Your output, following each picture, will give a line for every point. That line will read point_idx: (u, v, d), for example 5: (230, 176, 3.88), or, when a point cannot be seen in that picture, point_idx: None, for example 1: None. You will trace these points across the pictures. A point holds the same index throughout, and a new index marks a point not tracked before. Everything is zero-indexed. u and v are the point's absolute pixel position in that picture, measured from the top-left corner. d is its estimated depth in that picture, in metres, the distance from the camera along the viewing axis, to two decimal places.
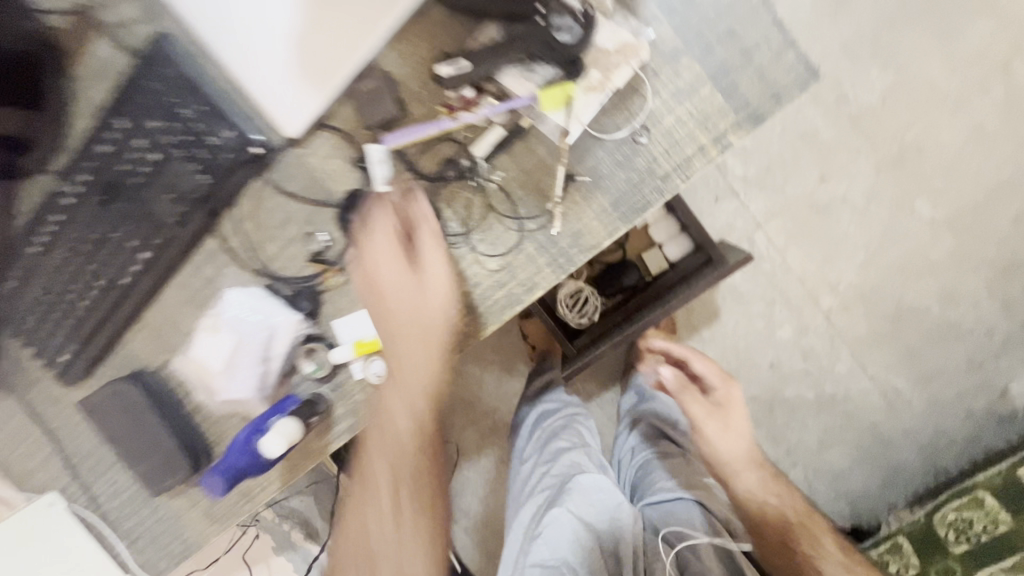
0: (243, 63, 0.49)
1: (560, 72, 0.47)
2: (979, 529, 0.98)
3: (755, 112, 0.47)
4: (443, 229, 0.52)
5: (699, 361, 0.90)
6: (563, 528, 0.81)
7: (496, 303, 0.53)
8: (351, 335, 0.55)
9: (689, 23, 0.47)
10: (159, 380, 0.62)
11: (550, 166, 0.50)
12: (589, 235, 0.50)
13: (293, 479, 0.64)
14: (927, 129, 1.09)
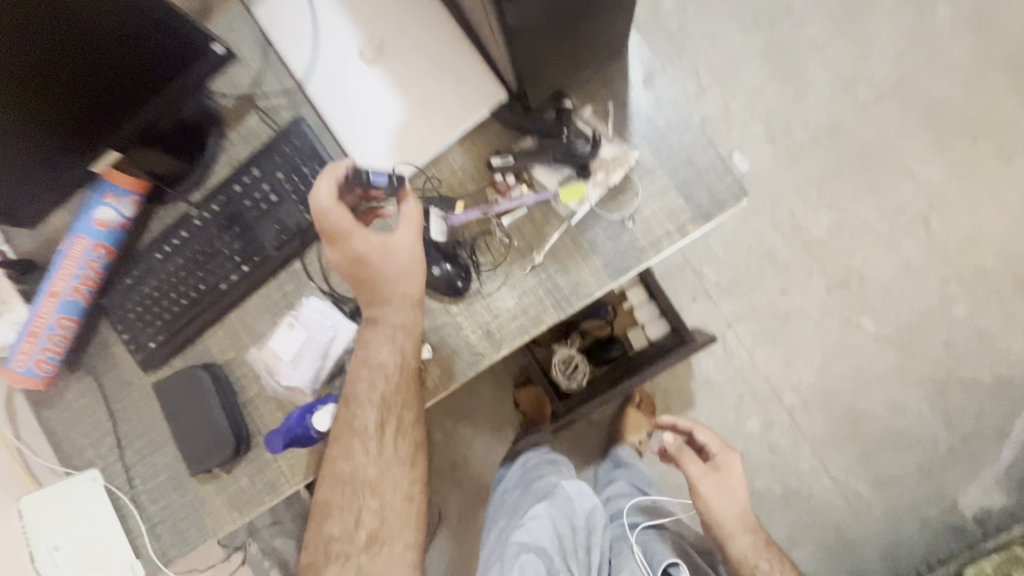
0: (357, 143, 0.71)
1: (575, 174, 0.67)
2: None
3: (706, 212, 0.66)
4: (476, 270, 0.70)
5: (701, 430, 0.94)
6: (545, 522, 0.87)
7: (508, 331, 0.70)
8: None
9: (663, 147, 0.67)
10: (224, 373, 0.76)
11: (561, 235, 0.68)
12: (584, 289, 0.68)
13: (314, 475, 0.75)
14: (868, 260, 1.32)
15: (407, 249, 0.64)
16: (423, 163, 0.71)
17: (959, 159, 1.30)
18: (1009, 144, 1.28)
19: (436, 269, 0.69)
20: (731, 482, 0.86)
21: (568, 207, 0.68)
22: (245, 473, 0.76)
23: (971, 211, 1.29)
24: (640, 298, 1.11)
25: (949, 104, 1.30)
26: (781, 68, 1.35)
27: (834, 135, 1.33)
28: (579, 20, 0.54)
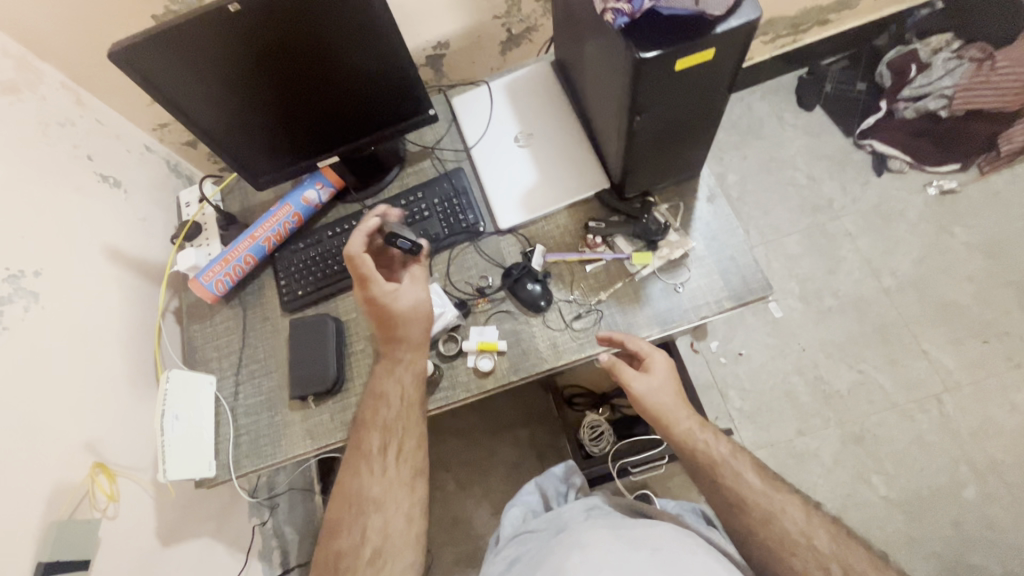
0: (496, 193, 1.00)
1: (646, 246, 0.92)
2: None
3: (739, 295, 0.87)
4: (556, 298, 0.92)
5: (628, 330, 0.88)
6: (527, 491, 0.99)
7: (569, 347, 0.89)
8: (479, 337, 0.91)
9: (715, 245, 0.91)
10: (342, 327, 0.97)
11: (626, 286, 0.91)
12: (635, 328, 0.88)
13: None
14: (883, 423, 1.43)
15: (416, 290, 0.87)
16: (538, 215, 0.98)
17: (972, 354, 1.46)
18: (1019, 352, 1.44)
19: (529, 287, 0.92)
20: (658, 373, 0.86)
21: (635, 269, 0.91)
22: (329, 410, 0.93)
23: (983, 403, 1.42)
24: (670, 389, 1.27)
25: (964, 306, 1.51)
26: (818, 245, 1.63)
27: (859, 307, 1.55)
28: (673, 145, 0.83)
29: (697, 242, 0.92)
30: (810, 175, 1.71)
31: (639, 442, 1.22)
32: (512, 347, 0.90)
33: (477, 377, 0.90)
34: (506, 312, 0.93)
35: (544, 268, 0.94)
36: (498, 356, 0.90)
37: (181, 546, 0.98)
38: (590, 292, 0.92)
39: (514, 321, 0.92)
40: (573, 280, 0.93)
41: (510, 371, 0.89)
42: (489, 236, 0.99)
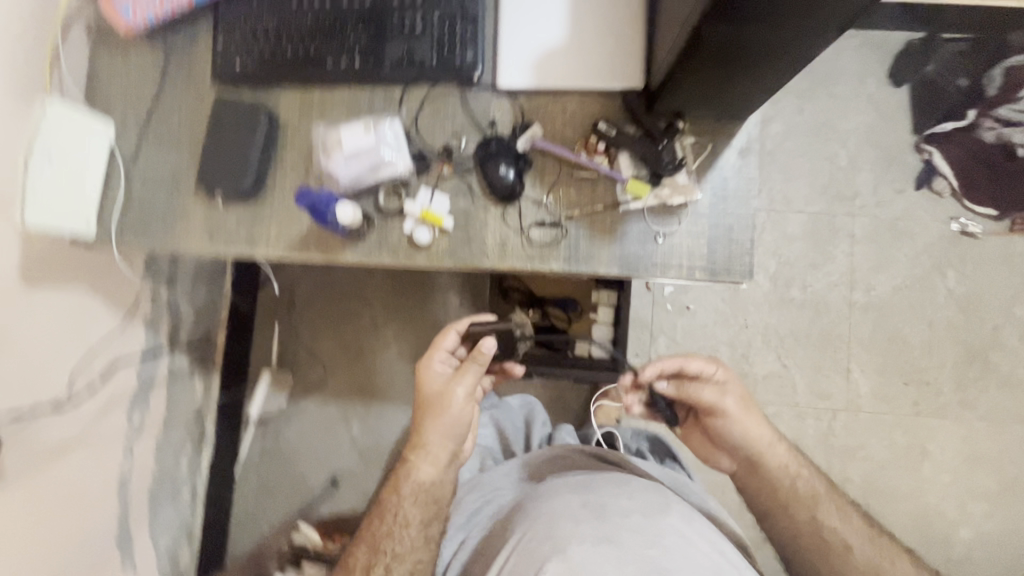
0: (511, 39, 0.79)
1: (648, 177, 0.78)
2: None
3: (716, 271, 0.78)
4: (526, 193, 0.79)
5: (696, 361, 0.96)
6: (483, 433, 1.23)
7: (518, 252, 0.79)
8: (425, 202, 0.78)
9: (721, 207, 0.78)
10: (275, 128, 0.81)
11: (607, 213, 0.79)
12: (595, 261, 0.78)
13: (289, 255, 0.80)
14: (776, 415, 1.50)
15: (460, 409, 0.91)
16: (548, 90, 0.80)
17: (888, 389, 1.50)
18: (928, 403, 1.49)
19: (501, 170, 0.77)
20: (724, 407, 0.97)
21: (623, 197, 0.78)
22: (235, 216, 0.81)
23: (870, 431, 1.49)
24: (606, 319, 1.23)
25: (909, 344, 1.50)
26: (817, 234, 1.52)
27: (818, 309, 1.51)
28: (738, 72, 0.65)
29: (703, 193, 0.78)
30: (852, 160, 1.54)
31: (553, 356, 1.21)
32: (455, 228, 0.79)
33: (410, 246, 0.79)
34: (465, 186, 0.79)
35: (527, 154, 0.79)
36: (438, 232, 0.79)
37: (44, 291, 0.91)
38: (565, 202, 0.79)
39: (470, 200, 0.79)
40: (554, 181, 0.79)
41: (445, 254, 0.79)
42: (482, 88, 0.80)
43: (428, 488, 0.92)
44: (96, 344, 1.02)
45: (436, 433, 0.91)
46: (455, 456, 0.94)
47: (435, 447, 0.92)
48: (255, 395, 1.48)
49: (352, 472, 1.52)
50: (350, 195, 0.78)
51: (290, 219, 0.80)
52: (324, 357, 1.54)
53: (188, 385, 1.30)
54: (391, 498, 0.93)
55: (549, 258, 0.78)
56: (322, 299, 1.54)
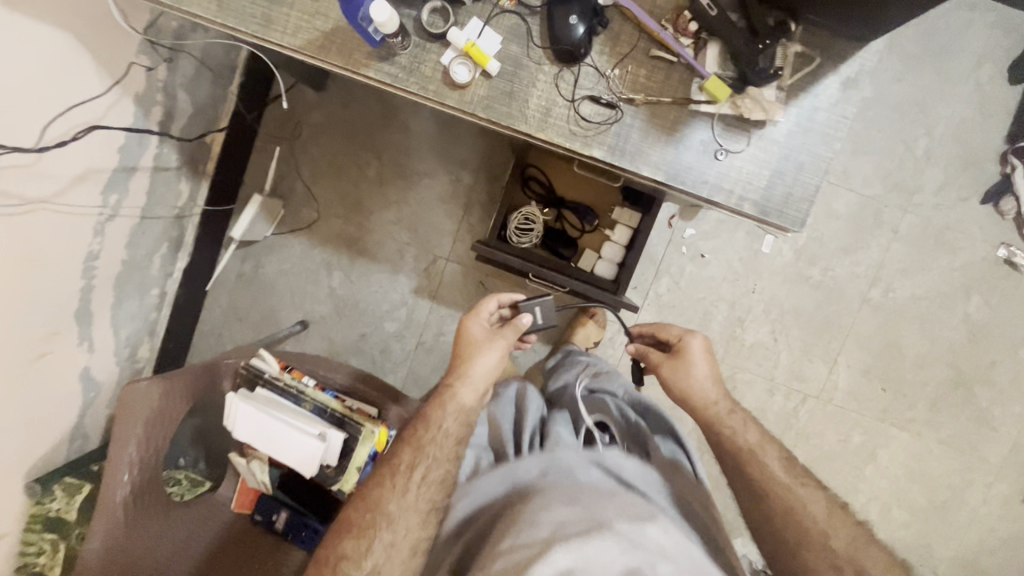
0: None
1: (731, 80, 0.67)
2: None
3: (768, 210, 0.69)
4: (588, 58, 0.68)
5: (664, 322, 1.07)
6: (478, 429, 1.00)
7: (562, 123, 0.69)
8: (473, 35, 0.67)
9: (801, 139, 0.68)
10: None
11: (672, 108, 0.68)
12: (645, 153, 0.69)
13: (307, 55, 0.70)
14: (749, 383, 1.49)
15: (496, 361, 0.96)
16: None
17: (865, 391, 1.48)
18: (896, 414, 1.48)
19: (571, 19, 0.65)
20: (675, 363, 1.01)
21: (695, 95, 0.67)
22: None
23: (830, 422, 1.50)
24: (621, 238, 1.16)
25: (903, 355, 1.47)
26: (861, 220, 1.42)
27: (830, 295, 1.45)
28: None
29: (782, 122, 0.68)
30: (928, 152, 1.40)
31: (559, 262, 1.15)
32: (499, 75, 0.68)
33: (443, 82, 0.69)
34: (523, 31, 0.68)
35: (604, 13, 0.67)
36: (478, 76, 0.68)
37: (16, 18, 0.78)
38: (628, 81, 0.68)
39: (523, 49, 0.68)
40: (623, 54, 0.68)
41: (479, 103, 0.69)
42: None
43: (470, 412, 0.91)
44: (75, 102, 0.91)
45: (476, 372, 0.95)
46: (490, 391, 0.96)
47: (476, 383, 0.94)
48: (243, 215, 1.39)
49: (322, 319, 1.51)
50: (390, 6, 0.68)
51: (316, 11, 0.69)
52: (319, 198, 1.45)
53: (172, 183, 1.22)
54: (431, 417, 0.90)
55: (593, 142, 0.69)
56: (331, 138, 1.43)
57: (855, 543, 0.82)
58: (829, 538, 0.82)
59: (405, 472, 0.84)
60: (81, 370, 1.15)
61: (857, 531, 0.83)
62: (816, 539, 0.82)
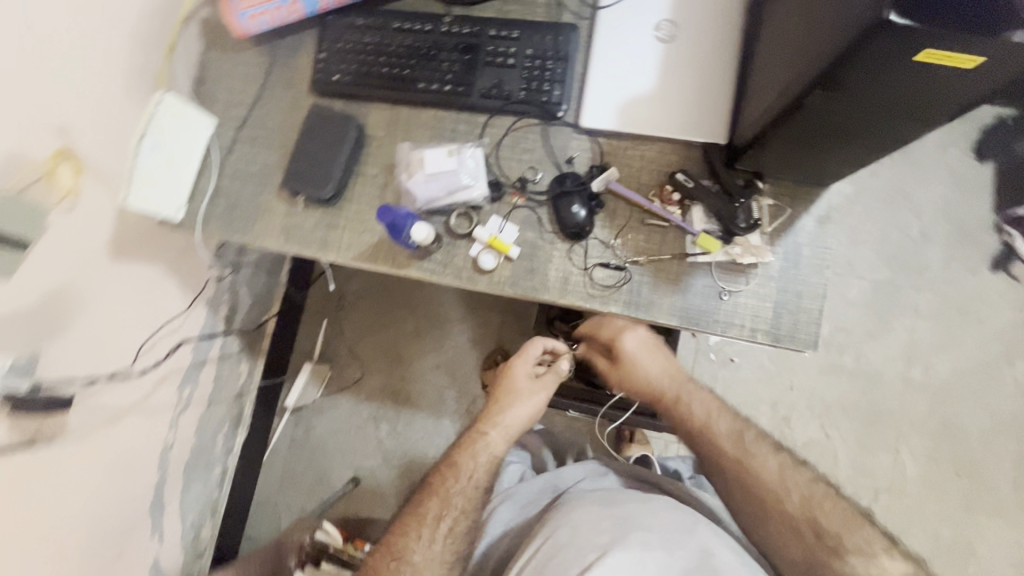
0: (601, 82, 0.80)
1: (719, 234, 0.77)
2: None
3: (778, 337, 0.76)
4: (591, 233, 0.80)
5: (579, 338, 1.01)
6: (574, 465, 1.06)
7: (552, 277, 0.80)
8: (497, 232, 0.80)
9: (791, 273, 0.76)
10: (364, 139, 0.85)
11: (674, 263, 0.78)
12: (656, 311, 0.77)
13: (358, 263, 0.83)
14: None
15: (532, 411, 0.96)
16: (629, 135, 0.80)
17: (937, 477, 1.41)
18: (980, 499, 1.39)
19: (574, 207, 0.78)
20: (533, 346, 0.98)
21: (661, 253, 0.78)
22: (312, 219, 0.85)
23: (914, 519, 1.40)
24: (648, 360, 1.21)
25: (965, 433, 1.41)
26: (878, 303, 1.46)
27: (870, 380, 1.45)
28: (828, 145, 0.65)
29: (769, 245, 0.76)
30: (924, 235, 1.47)
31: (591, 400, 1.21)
32: (519, 258, 0.80)
33: (473, 269, 0.81)
34: (535, 220, 0.81)
35: (600, 196, 0.80)
36: (503, 259, 0.80)
37: (125, 265, 0.94)
38: (631, 246, 0.79)
39: (537, 235, 0.80)
40: (623, 227, 0.79)
41: (490, 282, 0.80)
42: (566, 132, 0.81)
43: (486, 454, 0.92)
44: (161, 323, 1.05)
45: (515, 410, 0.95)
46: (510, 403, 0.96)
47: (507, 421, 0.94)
48: (295, 385, 1.53)
49: (373, 473, 1.53)
50: (415, 210, 0.79)
51: (364, 229, 0.83)
52: (363, 357, 1.57)
53: (233, 368, 1.34)
54: (466, 455, 0.93)
55: (591, 297, 0.79)
56: (370, 300, 1.58)
57: (815, 500, 0.80)
58: (785, 495, 0.81)
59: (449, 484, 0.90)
60: (151, 564, 1.18)
61: (799, 470, 0.83)
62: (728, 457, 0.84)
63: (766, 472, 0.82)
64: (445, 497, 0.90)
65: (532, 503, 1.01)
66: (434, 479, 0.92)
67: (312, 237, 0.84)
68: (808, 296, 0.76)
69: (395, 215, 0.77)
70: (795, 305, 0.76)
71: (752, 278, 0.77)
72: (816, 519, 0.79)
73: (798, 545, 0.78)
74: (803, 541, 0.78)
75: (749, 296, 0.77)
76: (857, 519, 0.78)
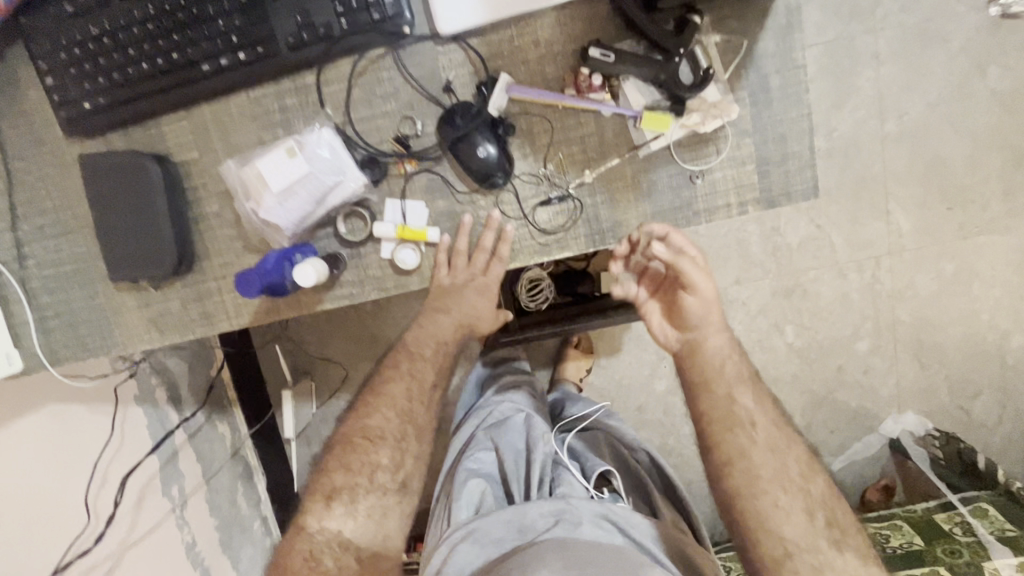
0: None
1: (667, 106, 0.59)
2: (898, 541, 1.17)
3: (773, 200, 0.62)
4: (515, 170, 0.61)
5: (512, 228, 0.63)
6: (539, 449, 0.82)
7: (491, 241, 0.63)
8: (402, 219, 0.62)
9: (767, 116, 0.60)
10: (177, 172, 0.62)
11: (625, 165, 0.61)
12: (625, 230, 0.63)
13: (260, 322, 0.66)
14: (818, 279, 1.32)
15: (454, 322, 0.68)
16: (507, 18, 0.58)
17: (930, 221, 1.31)
18: (972, 221, 1.31)
19: (479, 147, 0.59)
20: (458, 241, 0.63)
21: (608, 159, 0.61)
22: (178, 296, 0.65)
23: (917, 266, 1.33)
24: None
25: (950, 163, 1.29)
26: (836, 62, 1.25)
27: (846, 152, 1.29)
28: None
29: (730, 94, 0.59)
30: None
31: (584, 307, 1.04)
32: (443, 237, 0.63)
33: (395, 273, 0.64)
34: (443, 183, 0.62)
35: (507, 118, 0.60)
36: (424, 249, 0.63)
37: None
38: (569, 166, 0.61)
39: (453, 199, 0.62)
40: (550, 147, 0.61)
41: (423, 279, 0.64)
42: (429, 49, 0.59)
43: (417, 380, 0.68)
44: (97, 458, 0.89)
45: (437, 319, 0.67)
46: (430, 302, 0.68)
47: (457, 314, 0.66)
48: (285, 416, 1.34)
49: None
50: (287, 241, 0.60)
51: None
52: None
53: (212, 435, 1.20)
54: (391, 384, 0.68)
55: (547, 247, 0.63)
56: None
57: (774, 435, 0.65)
58: (738, 415, 0.66)
59: (376, 414, 0.67)
60: None
61: (756, 407, 0.67)
62: (737, 417, 0.66)
63: (744, 422, 0.66)
64: (378, 433, 0.66)
65: (491, 544, 0.69)
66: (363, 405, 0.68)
67: (189, 316, 0.66)
68: (794, 137, 0.61)
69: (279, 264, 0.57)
70: (782, 154, 0.61)
71: (723, 143, 0.61)
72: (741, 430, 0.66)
73: (728, 437, 0.66)
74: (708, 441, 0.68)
75: (725, 166, 0.61)
76: (780, 443, 0.65)
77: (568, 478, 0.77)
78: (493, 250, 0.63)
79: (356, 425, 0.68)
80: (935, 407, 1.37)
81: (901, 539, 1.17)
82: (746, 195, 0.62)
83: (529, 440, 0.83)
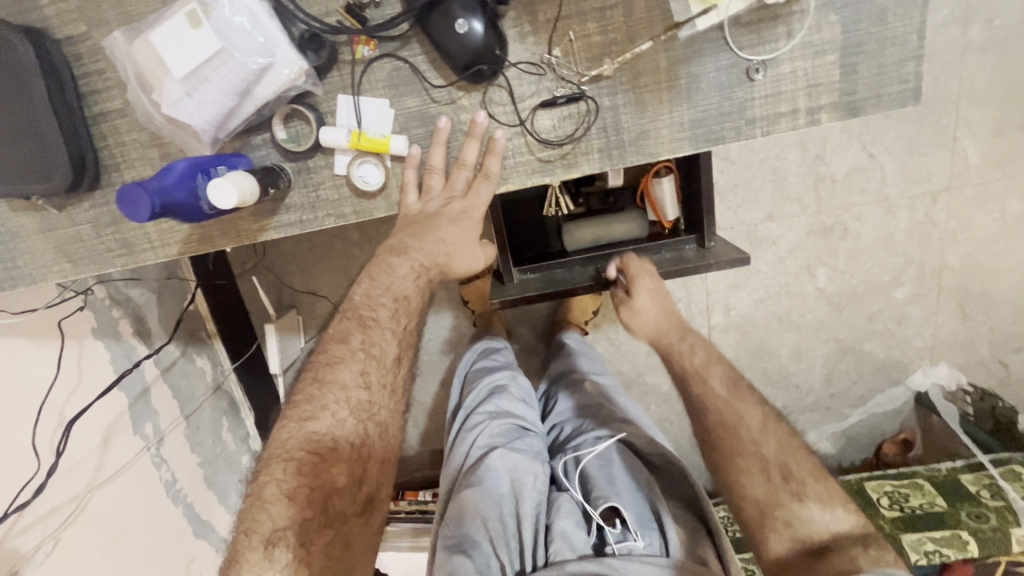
0: None
1: None
2: (914, 503, 0.97)
3: (856, 106, 0.46)
4: (510, 57, 0.45)
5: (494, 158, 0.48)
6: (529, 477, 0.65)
7: (477, 156, 0.48)
8: (358, 122, 0.47)
9: None
10: (62, 54, 0.47)
11: (659, 51, 0.45)
12: (654, 145, 0.47)
13: (192, 253, 0.53)
14: (862, 215, 1.06)
15: (419, 275, 0.53)
16: None
17: (1006, 150, 1.03)
18: None
19: (457, 19, 0.42)
20: (438, 151, 0.48)
21: (638, 43, 0.45)
22: (87, 219, 0.52)
23: (977, 206, 1.06)
24: (638, 235, 0.77)
25: None
26: None
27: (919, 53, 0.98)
28: None
29: None
30: None
31: (544, 278, 0.77)
32: (415, 149, 0.48)
33: (355, 194, 0.50)
34: (411, 74, 0.46)
35: None
36: (391, 164, 0.49)
37: None
38: (582, 52, 0.45)
39: (426, 96, 0.47)
40: (559, 23, 0.45)
41: (390, 203, 0.50)
42: None
43: (373, 361, 0.51)
44: (48, 387, 0.76)
45: (401, 274, 0.53)
46: (393, 247, 0.53)
47: (418, 257, 0.52)
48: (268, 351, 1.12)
49: None
50: (209, 150, 0.46)
51: None
52: None
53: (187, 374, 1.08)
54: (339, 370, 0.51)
55: (550, 166, 0.48)
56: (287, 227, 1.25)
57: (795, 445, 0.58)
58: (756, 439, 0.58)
59: (319, 409, 0.49)
60: None
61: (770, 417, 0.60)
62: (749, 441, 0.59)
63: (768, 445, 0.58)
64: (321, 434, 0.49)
65: None
66: (299, 398, 0.51)
67: (106, 244, 0.53)
68: (895, 18, 0.44)
69: (184, 185, 0.41)
70: (876, 42, 0.44)
71: (797, 22, 0.44)
72: (810, 510, 0.54)
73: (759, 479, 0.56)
74: (775, 522, 0.54)
75: (795, 56, 0.45)
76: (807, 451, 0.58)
77: (563, 527, 0.60)
78: (477, 166, 0.49)
79: (293, 429, 0.49)
80: (973, 359, 1.15)
81: (921, 498, 0.97)
82: (821, 99, 0.46)
83: (518, 472, 0.65)
